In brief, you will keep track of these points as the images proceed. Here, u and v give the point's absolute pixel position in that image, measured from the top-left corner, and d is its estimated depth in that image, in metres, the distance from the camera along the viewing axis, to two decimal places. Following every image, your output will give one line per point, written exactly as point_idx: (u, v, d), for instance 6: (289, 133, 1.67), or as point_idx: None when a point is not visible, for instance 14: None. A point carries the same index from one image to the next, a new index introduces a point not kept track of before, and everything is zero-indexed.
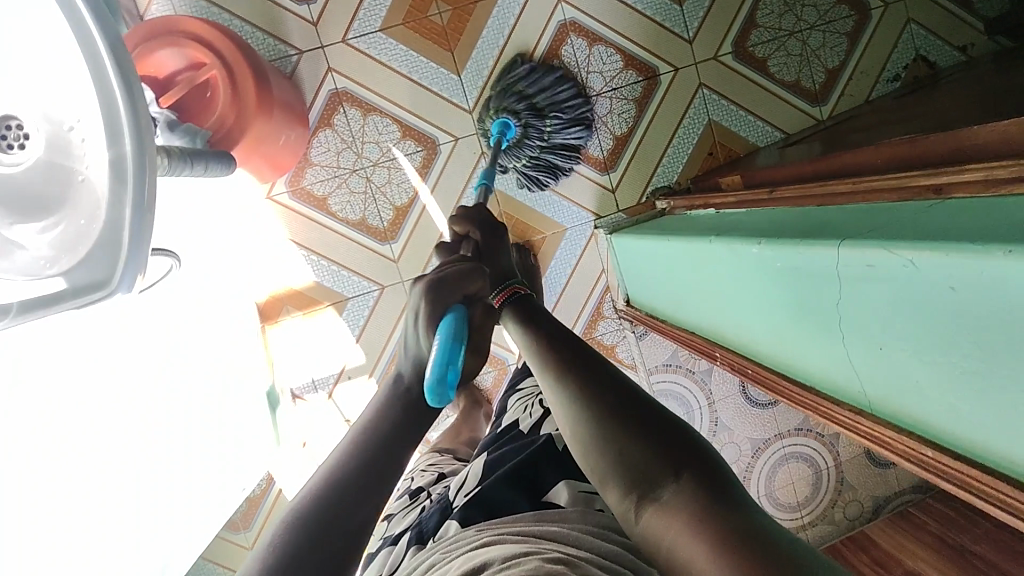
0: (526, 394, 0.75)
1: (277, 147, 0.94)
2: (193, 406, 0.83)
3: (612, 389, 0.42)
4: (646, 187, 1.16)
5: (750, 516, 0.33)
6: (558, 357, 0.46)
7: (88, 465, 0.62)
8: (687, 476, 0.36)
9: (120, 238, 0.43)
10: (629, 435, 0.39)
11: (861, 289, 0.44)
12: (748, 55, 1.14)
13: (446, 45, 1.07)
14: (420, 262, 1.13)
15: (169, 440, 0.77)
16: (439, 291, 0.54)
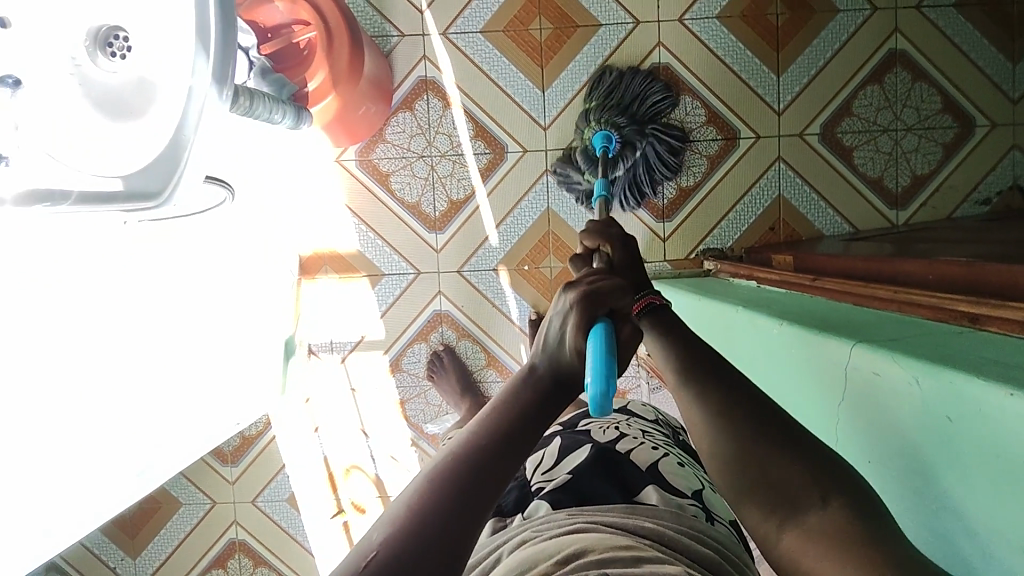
0: (602, 415, 0.74)
1: (356, 116, 0.99)
2: (220, 330, 0.90)
3: (766, 422, 0.46)
4: (697, 245, 1.14)
5: (901, 548, 0.37)
6: (706, 382, 0.50)
7: (113, 346, 0.68)
8: (834, 504, 0.41)
9: (180, 155, 0.49)
10: (778, 451, 0.44)
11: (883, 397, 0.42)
12: (835, 140, 1.12)
13: (538, 60, 1.12)
14: (461, 257, 1.16)
15: (189, 353, 0.82)
16: (591, 301, 0.54)
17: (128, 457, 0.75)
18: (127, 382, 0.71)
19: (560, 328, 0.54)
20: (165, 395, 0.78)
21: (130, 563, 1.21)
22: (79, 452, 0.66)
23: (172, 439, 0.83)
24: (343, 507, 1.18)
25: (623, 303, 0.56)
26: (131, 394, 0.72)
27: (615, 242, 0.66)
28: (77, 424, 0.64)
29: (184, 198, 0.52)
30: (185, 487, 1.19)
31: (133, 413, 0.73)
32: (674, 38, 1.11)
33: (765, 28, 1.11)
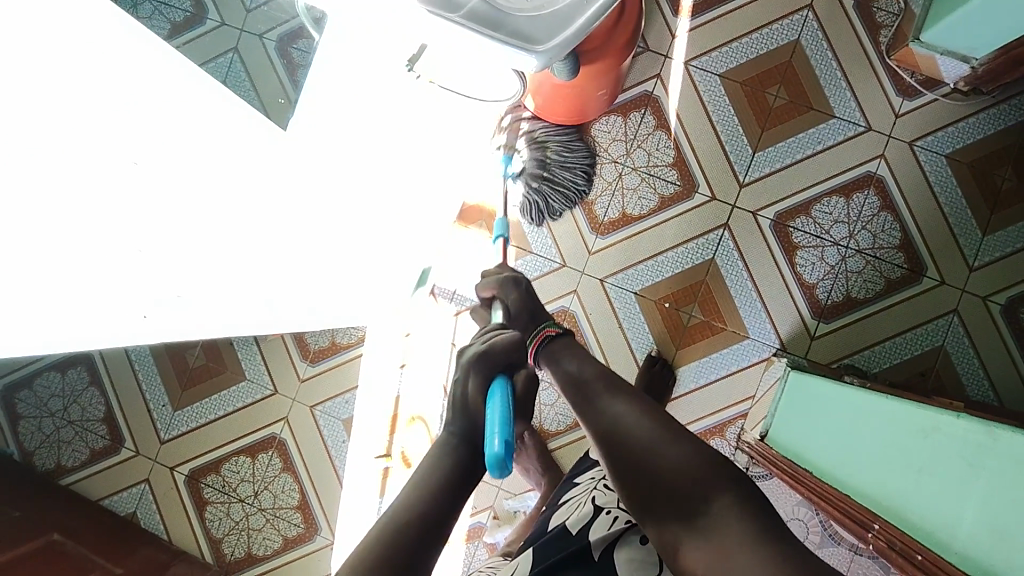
0: (581, 489, 0.74)
1: (594, 97, 1.03)
2: (407, 224, 0.90)
3: (647, 422, 0.51)
4: (841, 357, 1.10)
5: None
6: (588, 410, 0.56)
7: (363, 190, 0.69)
8: (717, 495, 0.44)
9: (574, 24, 0.53)
10: (626, 416, 0.52)
11: None
12: (1016, 317, 1.09)
13: (761, 122, 1.14)
14: (610, 267, 1.15)
15: (381, 237, 0.82)
16: (485, 362, 0.62)
17: (313, 296, 0.74)
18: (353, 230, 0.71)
19: (461, 389, 0.60)
20: (353, 261, 0.78)
21: (169, 414, 1.19)
22: (302, 272, 0.66)
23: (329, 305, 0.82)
24: (391, 452, 1.14)
25: (516, 357, 0.64)
26: (349, 242, 0.72)
27: (511, 289, 0.79)
28: (313, 245, 0.65)
29: (539, 69, 0.56)
30: (255, 365, 1.17)
31: (338, 261, 0.73)
32: (899, 157, 1.12)
33: (988, 186, 1.11)
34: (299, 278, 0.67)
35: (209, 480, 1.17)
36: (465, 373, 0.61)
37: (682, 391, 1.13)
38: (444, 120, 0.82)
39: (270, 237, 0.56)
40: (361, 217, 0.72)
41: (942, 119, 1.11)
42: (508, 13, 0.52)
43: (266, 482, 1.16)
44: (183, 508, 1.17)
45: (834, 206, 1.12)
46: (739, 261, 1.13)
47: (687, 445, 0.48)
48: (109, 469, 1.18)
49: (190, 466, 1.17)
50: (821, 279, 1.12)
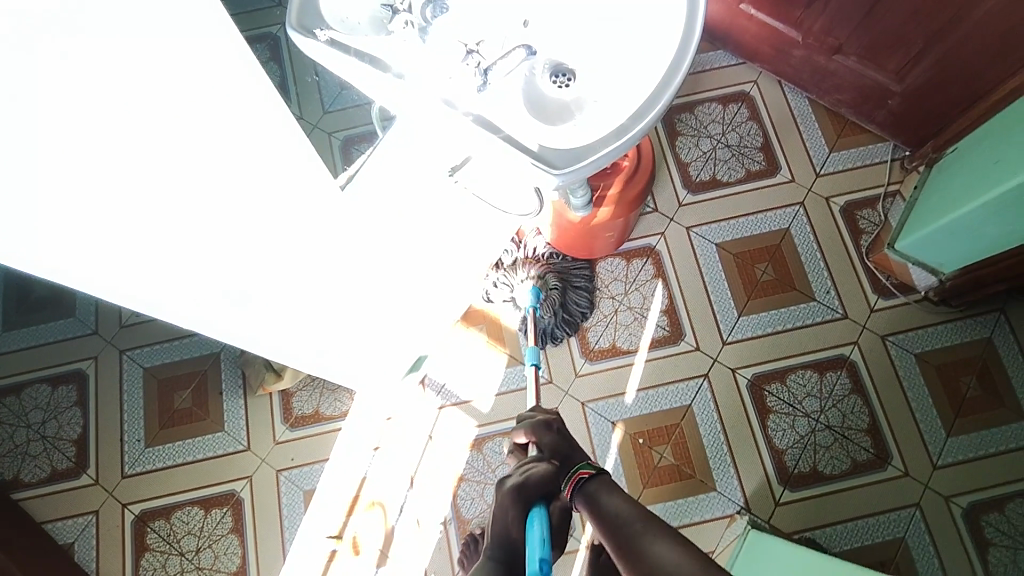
0: None
1: (604, 235, 1.16)
2: (417, 307, 1.00)
3: None
4: (802, 529, 1.12)
5: None
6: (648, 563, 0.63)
7: (386, 259, 0.79)
8: None
9: (586, 159, 0.64)
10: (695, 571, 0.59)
11: None
12: (976, 523, 1.11)
13: (748, 292, 1.26)
14: (592, 393, 1.21)
15: (389, 309, 0.91)
16: (519, 495, 0.75)
17: (315, 339, 0.82)
18: (366, 291, 0.81)
19: (502, 521, 0.73)
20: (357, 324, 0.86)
21: (139, 449, 1.20)
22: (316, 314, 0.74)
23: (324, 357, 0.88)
24: (342, 535, 1.13)
25: (550, 487, 0.77)
26: (360, 300, 0.81)
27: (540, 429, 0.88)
28: (333, 291, 0.74)
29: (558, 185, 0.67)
30: (237, 418, 1.20)
31: (345, 315, 0.81)
32: (871, 347, 1.21)
33: (953, 390, 1.18)
34: (311, 317, 0.75)
35: (156, 525, 1.15)
36: (505, 507, 0.74)
37: None
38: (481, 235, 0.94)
39: (306, 275, 0.66)
40: (376, 282, 0.81)
41: (912, 321, 1.22)
42: (537, 145, 0.64)
43: (211, 540, 1.14)
44: (123, 549, 1.14)
45: (808, 379, 1.20)
46: (714, 413, 1.19)
47: None
48: (63, 493, 1.17)
49: (142, 506, 1.17)
50: (790, 447, 1.16)
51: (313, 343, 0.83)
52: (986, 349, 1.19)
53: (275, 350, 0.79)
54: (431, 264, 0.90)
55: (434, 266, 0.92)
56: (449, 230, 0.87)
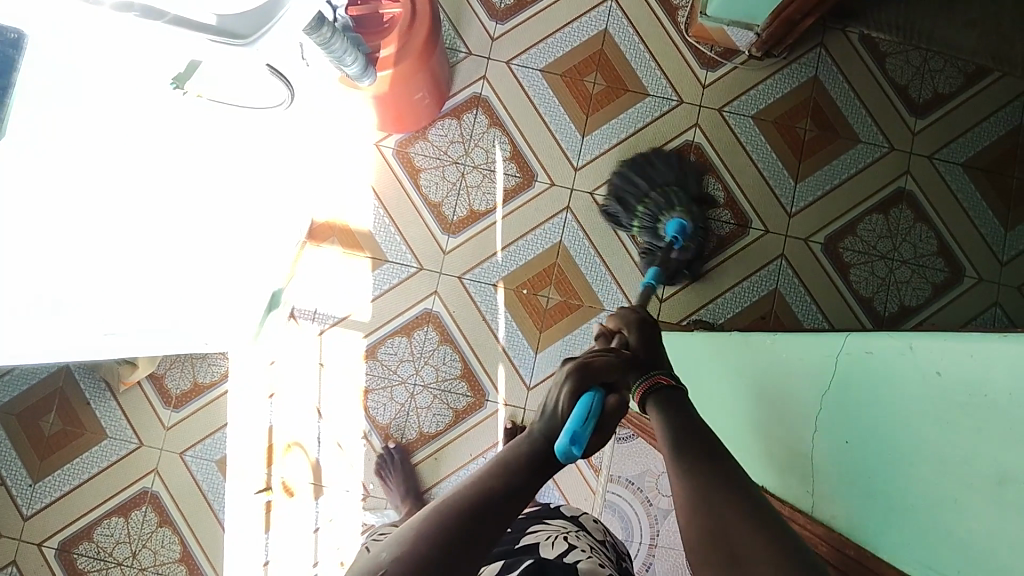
0: (553, 527, 0.72)
1: (412, 99, 1.06)
2: (249, 249, 0.92)
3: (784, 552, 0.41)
4: (690, 314, 1.17)
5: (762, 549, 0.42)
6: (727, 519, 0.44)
7: (165, 207, 0.70)
8: None
9: (272, 15, 0.54)
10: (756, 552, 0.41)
11: (860, 388, 0.43)
12: (836, 253, 1.19)
13: (585, 108, 1.21)
14: (465, 264, 1.18)
15: (201, 262, 0.82)
16: (586, 372, 0.61)
17: (114, 314, 0.72)
18: (158, 250, 0.72)
19: (555, 395, 0.60)
20: (164, 288, 0.77)
21: (28, 487, 1.12)
22: (96, 283, 0.65)
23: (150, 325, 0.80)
24: (271, 485, 1.12)
25: (613, 376, 0.62)
26: (156, 262, 0.73)
27: (636, 326, 0.71)
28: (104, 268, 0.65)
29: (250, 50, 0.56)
30: (116, 420, 1.12)
31: (147, 276, 0.73)
32: (711, 123, 1.21)
33: (792, 138, 1.21)
34: (100, 288, 0.66)
35: (82, 549, 1.11)
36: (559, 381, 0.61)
37: (550, 370, 1.16)
38: (250, 143, 0.83)
39: (62, 233, 0.58)
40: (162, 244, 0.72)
41: (742, 85, 1.21)
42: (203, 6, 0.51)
43: (144, 540, 1.11)
44: None
45: None
46: (585, 241, 1.18)
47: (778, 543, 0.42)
48: None
49: (58, 538, 1.11)
50: None
51: (126, 319, 0.75)
52: (814, 89, 1.21)
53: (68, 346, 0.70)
54: (225, 198, 0.81)
55: (234, 198, 0.83)
56: (218, 150, 0.76)
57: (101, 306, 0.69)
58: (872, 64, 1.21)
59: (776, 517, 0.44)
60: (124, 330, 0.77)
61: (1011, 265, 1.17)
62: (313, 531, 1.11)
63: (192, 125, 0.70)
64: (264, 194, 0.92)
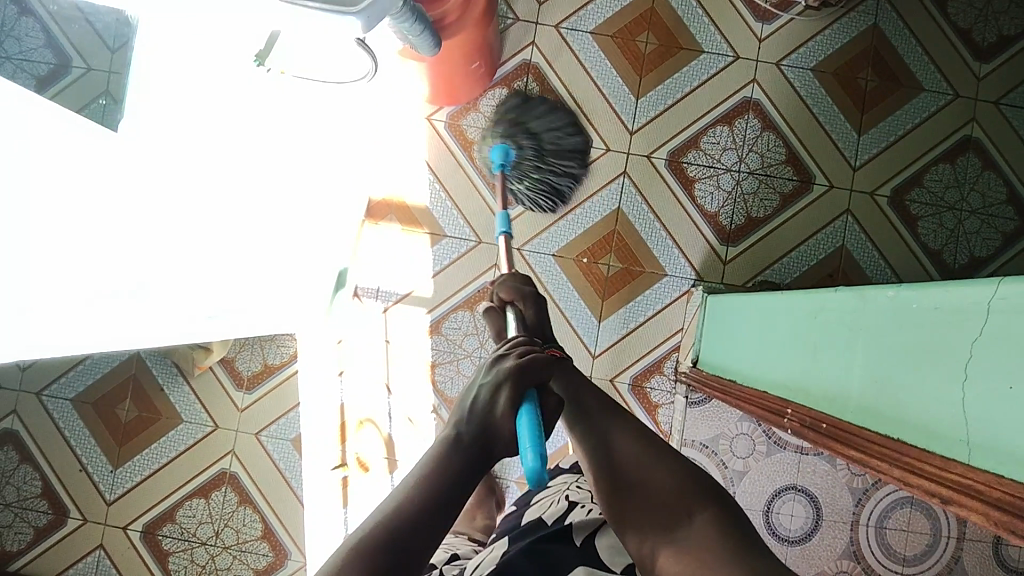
0: (554, 487, 0.73)
1: (467, 69, 1.04)
2: (317, 227, 0.91)
3: (680, 474, 0.55)
4: (756, 275, 1.16)
5: (662, 469, 0.56)
6: (622, 449, 0.58)
7: (261, 190, 0.69)
8: (698, 518, 0.51)
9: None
10: (660, 478, 0.55)
11: (1007, 332, 0.42)
12: (903, 206, 1.16)
13: (638, 69, 1.18)
14: (524, 235, 1.17)
15: (286, 242, 0.82)
16: (522, 376, 0.55)
17: (214, 297, 0.73)
18: (259, 235, 0.72)
19: (488, 398, 0.55)
20: (257, 271, 0.78)
21: (110, 473, 1.14)
22: (196, 276, 0.64)
23: (237, 305, 0.81)
24: (346, 461, 1.13)
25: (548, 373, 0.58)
26: (252, 246, 0.72)
27: (530, 302, 0.78)
28: (213, 254, 0.65)
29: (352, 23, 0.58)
30: (190, 405, 1.14)
31: (247, 263, 0.73)
32: (769, 78, 1.18)
33: (853, 89, 1.17)
34: (195, 283, 0.66)
35: (166, 530, 1.14)
36: (496, 388, 0.55)
37: (615, 338, 1.16)
38: (327, 120, 0.83)
39: (161, 222, 0.56)
40: (262, 227, 0.72)
41: (800, 37, 1.18)
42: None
43: (225, 519, 1.13)
44: (145, 563, 1.13)
45: (720, 135, 1.17)
46: (644, 205, 1.17)
47: (674, 471, 0.56)
48: (58, 544, 1.13)
49: (143, 520, 1.14)
50: (721, 206, 1.17)
51: (225, 300, 0.76)
52: (875, 38, 1.17)
53: (167, 326, 0.71)
54: (308, 178, 0.80)
55: (313, 175, 0.82)
56: (309, 130, 0.76)
57: (205, 293, 0.70)
58: (934, 8, 1.17)
59: (664, 455, 0.57)
60: (216, 311, 0.78)
61: None
62: None
63: (287, 101, 0.69)
64: (337, 172, 0.91)
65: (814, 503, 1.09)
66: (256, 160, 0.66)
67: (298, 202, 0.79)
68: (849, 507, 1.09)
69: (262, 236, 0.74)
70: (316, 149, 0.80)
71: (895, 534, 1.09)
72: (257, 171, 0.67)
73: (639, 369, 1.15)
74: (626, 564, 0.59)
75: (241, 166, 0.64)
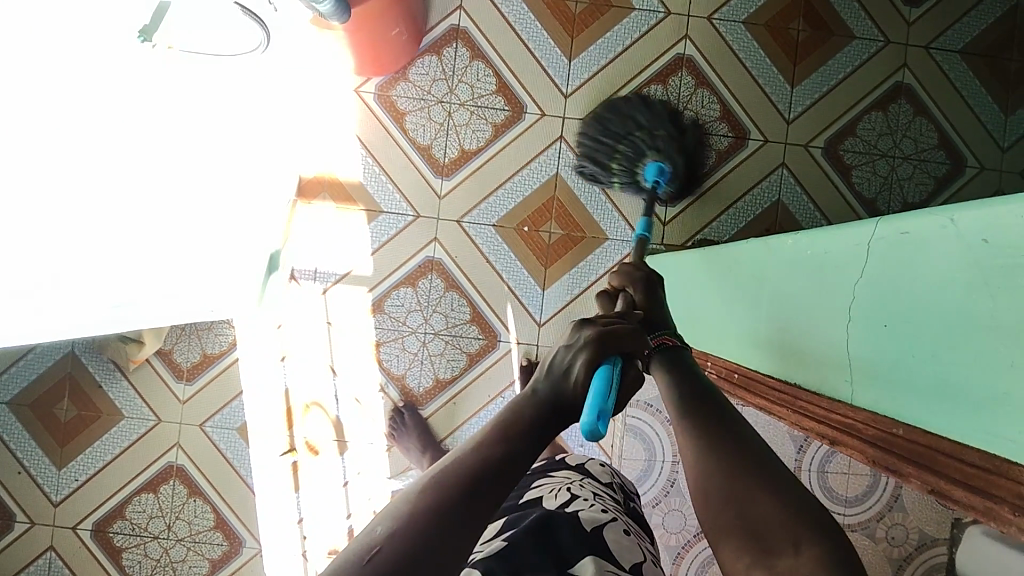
0: (555, 480, 0.68)
1: (386, 36, 1.01)
2: (239, 210, 0.89)
3: (794, 498, 0.40)
4: (694, 234, 1.16)
5: (775, 483, 0.41)
6: (726, 453, 0.45)
7: (146, 180, 0.65)
8: (806, 551, 0.37)
9: None
10: (762, 495, 0.41)
11: (890, 273, 0.42)
12: (837, 156, 1.16)
13: (569, 30, 1.15)
14: (464, 206, 1.15)
15: (200, 229, 0.79)
16: (603, 343, 0.55)
17: (117, 288, 0.68)
18: (160, 223, 0.70)
19: (568, 360, 0.54)
20: (168, 261, 0.75)
21: (54, 474, 1.12)
22: (88, 263, 0.60)
23: (152, 299, 0.78)
24: (295, 445, 1.12)
25: (632, 346, 0.58)
26: (155, 236, 0.69)
27: (639, 284, 0.73)
28: (112, 247, 0.63)
29: None
30: (131, 399, 1.12)
31: (153, 253, 0.71)
32: (701, 33, 1.16)
33: (786, 40, 1.16)
34: (100, 273, 0.63)
35: (117, 527, 1.12)
36: (576, 350, 0.55)
37: (559, 304, 1.15)
38: (226, 97, 0.79)
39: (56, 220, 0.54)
40: (162, 214, 0.70)
41: None
42: None
43: (177, 512, 1.12)
44: (98, 562, 1.12)
45: (655, 94, 1.16)
46: None
47: (792, 487, 0.41)
48: (6, 549, 1.11)
49: (93, 519, 1.12)
50: None
51: (138, 294, 0.74)
52: None
53: (77, 325, 0.69)
54: (212, 159, 0.77)
55: (218, 159, 0.79)
56: (199, 108, 0.73)
57: (112, 289, 0.67)
58: None
59: (768, 456, 0.44)
60: (132, 307, 0.75)
61: (1014, 150, 1.15)
62: (343, 484, 1.12)
63: (165, 80, 0.66)
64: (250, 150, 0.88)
65: None
66: (138, 139, 0.62)
67: (205, 186, 0.77)
68: (792, 454, 1.12)
69: (164, 225, 0.71)
70: (216, 129, 0.77)
71: (837, 477, 1.12)
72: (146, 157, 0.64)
73: None
74: (633, 562, 0.55)
75: (128, 154, 0.61)
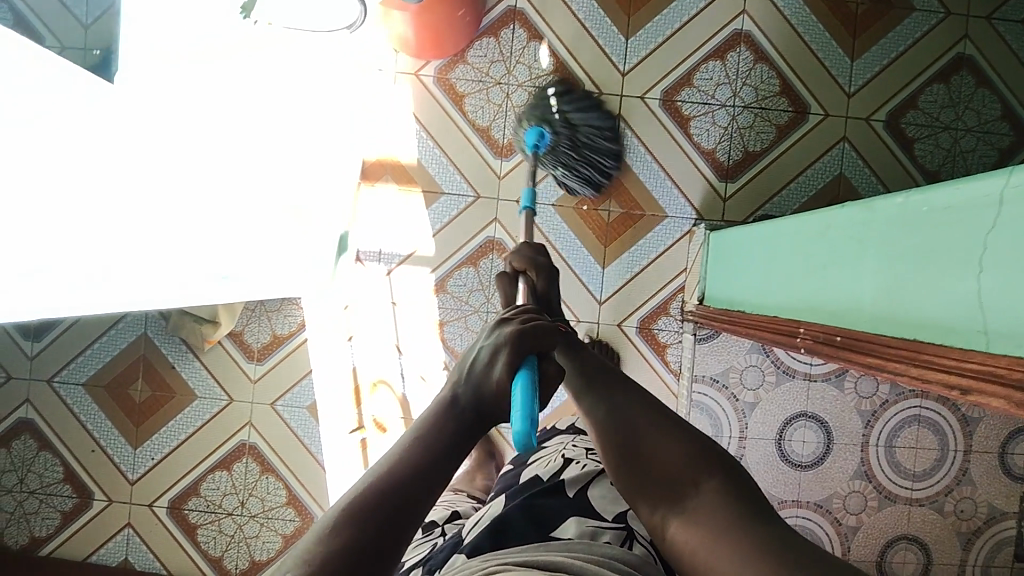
0: (550, 451, 0.73)
1: (452, 18, 1.03)
2: (317, 188, 0.90)
3: (693, 441, 0.47)
4: (755, 209, 1.16)
5: (674, 433, 0.47)
6: (624, 412, 0.49)
7: (254, 151, 0.67)
8: (708, 486, 0.43)
9: None
10: (665, 444, 0.46)
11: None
12: (898, 129, 1.16)
13: (626, 9, 1.16)
14: (523, 186, 1.16)
15: (290, 205, 0.81)
16: (524, 339, 0.50)
17: (228, 260, 0.71)
18: (264, 195, 0.72)
19: (487, 358, 0.49)
20: (266, 234, 0.77)
21: (130, 453, 1.15)
22: (206, 233, 0.62)
23: (251, 274, 0.80)
24: (363, 423, 1.14)
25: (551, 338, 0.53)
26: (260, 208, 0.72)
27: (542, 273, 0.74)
28: (228, 216, 0.65)
29: None
30: (203, 379, 1.15)
31: (257, 225, 0.73)
32: (758, 8, 1.15)
33: (844, 13, 1.15)
34: (217, 243, 0.66)
35: (192, 504, 1.15)
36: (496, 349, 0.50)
37: (621, 282, 1.16)
38: (315, 77, 0.81)
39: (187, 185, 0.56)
40: (266, 186, 0.72)
41: None
42: None
43: (249, 488, 1.15)
44: (174, 537, 1.15)
45: (713, 70, 1.15)
46: (641, 147, 1.16)
47: (683, 434, 0.47)
48: (86, 526, 1.15)
49: (168, 496, 1.15)
50: (718, 143, 1.16)
51: (243, 267, 0.76)
52: None
53: (193, 298, 0.71)
54: (302, 134, 0.79)
55: (308, 135, 0.81)
56: (295, 85, 0.75)
57: (224, 259, 0.70)
58: None
59: (671, 413, 0.49)
60: (236, 282, 0.78)
61: None
62: None
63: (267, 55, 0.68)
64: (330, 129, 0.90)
65: (825, 429, 1.12)
66: (248, 112, 0.65)
67: (296, 161, 0.79)
68: (858, 429, 1.12)
69: (266, 197, 0.73)
70: (306, 106, 0.79)
71: (904, 452, 1.12)
72: (254, 129, 0.66)
73: (647, 311, 1.16)
74: (618, 511, 0.58)
75: (239, 124, 0.63)
